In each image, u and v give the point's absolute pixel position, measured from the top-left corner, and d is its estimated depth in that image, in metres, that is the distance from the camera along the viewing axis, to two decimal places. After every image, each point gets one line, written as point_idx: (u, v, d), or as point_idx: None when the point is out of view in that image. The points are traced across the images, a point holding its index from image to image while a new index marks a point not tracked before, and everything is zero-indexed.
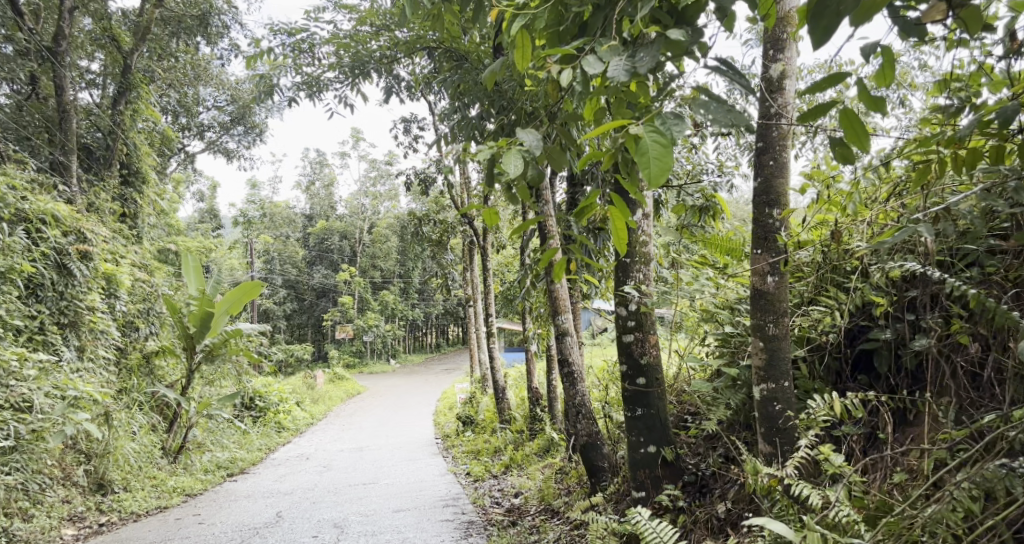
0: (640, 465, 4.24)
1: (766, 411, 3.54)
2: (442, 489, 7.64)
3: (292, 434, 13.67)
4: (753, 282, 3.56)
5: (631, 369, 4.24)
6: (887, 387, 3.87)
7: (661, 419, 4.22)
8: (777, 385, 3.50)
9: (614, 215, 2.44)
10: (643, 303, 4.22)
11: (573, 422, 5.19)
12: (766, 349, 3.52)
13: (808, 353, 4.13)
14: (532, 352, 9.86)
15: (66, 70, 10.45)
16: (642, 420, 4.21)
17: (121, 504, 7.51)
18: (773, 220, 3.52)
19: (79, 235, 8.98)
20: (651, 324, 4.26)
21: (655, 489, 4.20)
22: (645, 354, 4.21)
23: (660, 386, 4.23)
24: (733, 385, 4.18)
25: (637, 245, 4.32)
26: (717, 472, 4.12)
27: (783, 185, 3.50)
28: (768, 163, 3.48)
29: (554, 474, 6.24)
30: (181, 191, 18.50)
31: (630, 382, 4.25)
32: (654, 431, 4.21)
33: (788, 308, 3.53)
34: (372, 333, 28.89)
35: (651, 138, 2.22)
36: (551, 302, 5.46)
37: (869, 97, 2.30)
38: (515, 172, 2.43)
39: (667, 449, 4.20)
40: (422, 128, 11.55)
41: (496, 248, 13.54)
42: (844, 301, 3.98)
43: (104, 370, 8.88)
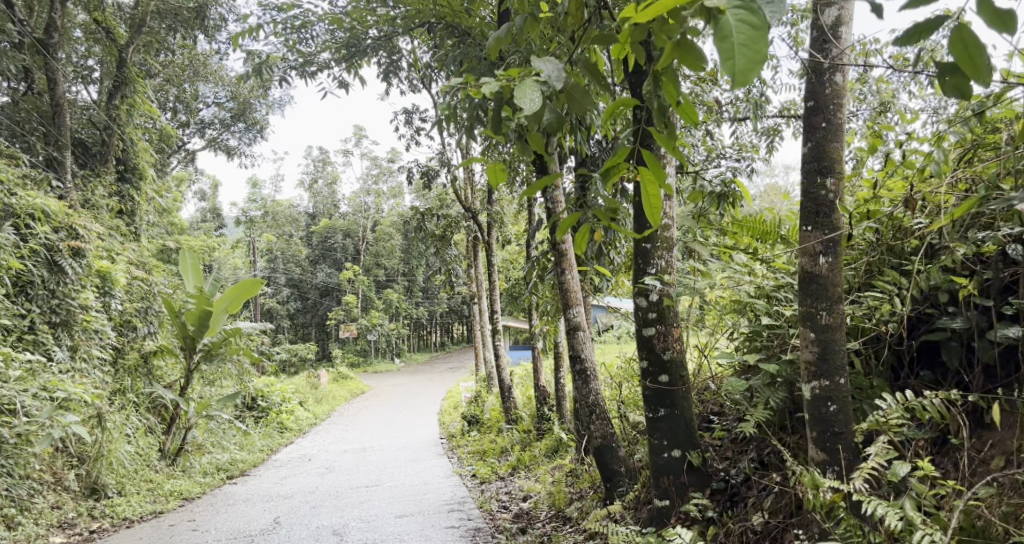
0: (663, 472, 3.95)
1: (820, 412, 3.23)
2: (447, 492, 7.36)
3: (294, 435, 13.39)
4: (802, 264, 3.27)
5: (653, 365, 3.93)
6: (957, 384, 3.54)
7: (685, 420, 3.92)
8: (832, 383, 3.20)
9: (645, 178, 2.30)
10: (665, 293, 3.90)
11: (586, 422, 4.90)
12: (817, 341, 3.22)
13: (863, 346, 3.82)
14: (540, 350, 9.55)
15: (58, 62, 10.13)
16: (665, 422, 3.91)
17: (114, 509, 7.23)
18: (826, 190, 3.19)
19: (71, 231, 8.69)
20: (675, 316, 3.95)
21: (680, 498, 3.90)
22: (668, 349, 3.91)
23: (685, 385, 3.92)
24: (771, 383, 3.87)
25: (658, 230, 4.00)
26: (750, 480, 3.82)
27: (837, 151, 3.18)
28: (821, 125, 3.17)
29: (566, 477, 5.94)
30: (182, 189, 18.23)
31: (652, 381, 3.94)
32: (679, 434, 3.90)
33: (843, 294, 3.22)
34: (376, 332, 28.67)
35: (734, 16, 1.99)
36: (562, 293, 5.13)
37: (994, 13, 2.11)
38: (530, 106, 2.25)
39: (693, 453, 3.89)
40: (424, 120, 11.26)
41: (502, 243, 13.22)
42: (905, 286, 3.69)
43: (98, 371, 8.59)
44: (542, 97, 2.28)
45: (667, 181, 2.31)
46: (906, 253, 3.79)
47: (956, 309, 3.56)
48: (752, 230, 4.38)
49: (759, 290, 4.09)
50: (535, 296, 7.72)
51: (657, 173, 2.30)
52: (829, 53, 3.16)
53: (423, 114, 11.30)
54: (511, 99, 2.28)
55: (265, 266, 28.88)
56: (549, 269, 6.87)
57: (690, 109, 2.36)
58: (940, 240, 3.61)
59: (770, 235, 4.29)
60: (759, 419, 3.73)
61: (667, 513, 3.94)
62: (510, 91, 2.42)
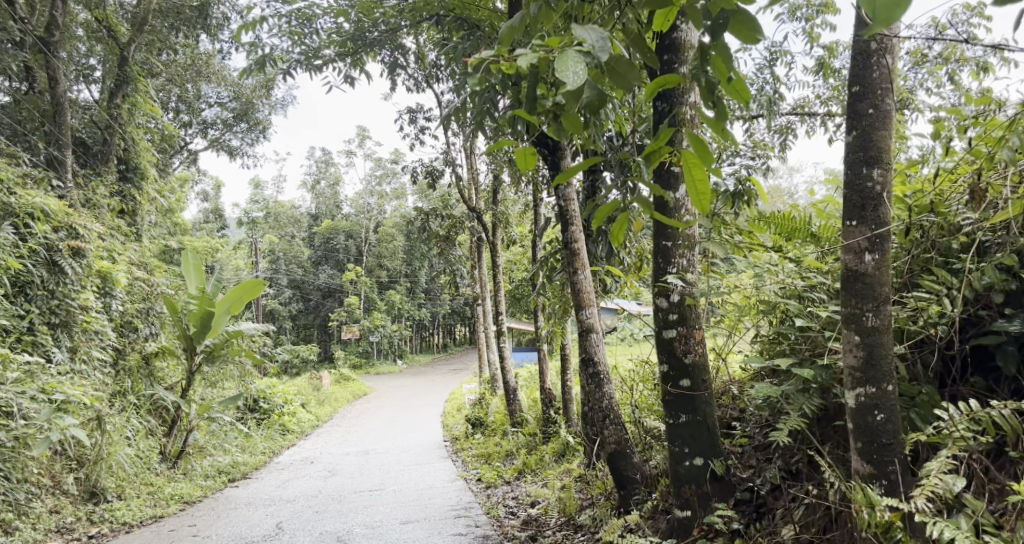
0: (685, 481, 3.80)
1: (866, 422, 3.09)
2: (453, 497, 7.23)
3: (296, 437, 13.27)
4: (846, 262, 3.13)
5: (674, 369, 3.79)
6: (1012, 391, 3.38)
7: (707, 427, 3.78)
8: (879, 389, 3.06)
9: (691, 162, 2.35)
10: (687, 293, 3.76)
11: (598, 427, 4.76)
12: (863, 344, 3.08)
13: (910, 350, 3.66)
14: (546, 351, 9.42)
15: (59, 61, 10.02)
16: (686, 428, 3.77)
17: (113, 513, 7.10)
18: (873, 181, 3.05)
19: (71, 231, 8.57)
20: (696, 318, 3.80)
21: (703, 508, 3.76)
22: (690, 353, 3.77)
23: (707, 390, 3.78)
24: (803, 389, 3.72)
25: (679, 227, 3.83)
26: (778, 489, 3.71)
27: (884, 139, 3.04)
28: (868, 112, 3.03)
29: (575, 483, 5.80)
30: (184, 189, 18.12)
31: (674, 386, 3.80)
32: (703, 442, 3.76)
33: (890, 294, 3.08)
34: (378, 333, 28.56)
35: None
36: (575, 294, 4.98)
37: None
38: (574, 80, 2.21)
39: (716, 461, 3.75)
40: (428, 119, 11.15)
41: (507, 244, 13.08)
42: (954, 286, 3.53)
43: (98, 372, 8.47)
44: (587, 70, 2.24)
45: (714, 165, 2.35)
46: (953, 252, 3.64)
47: (1012, 312, 3.40)
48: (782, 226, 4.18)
49: (788, 290, 3.97)
50: (542, 298, 7.57)
51: (702, 156, 2.34)
52: (878, 33, 3.02)
53: (427, 113, 11.17)
54: (553, 73, 2.24)
55: (267, 268, 28.77)
56: (558, 269, 6.72)
57: (742, 86, 2.46)
58: (995, 237, 3.47)
59: (800, 231, 4.10)
60: (795, 427, 3.55)
61: (689, 524, 3.79)
62: (549, 61, 2.37)
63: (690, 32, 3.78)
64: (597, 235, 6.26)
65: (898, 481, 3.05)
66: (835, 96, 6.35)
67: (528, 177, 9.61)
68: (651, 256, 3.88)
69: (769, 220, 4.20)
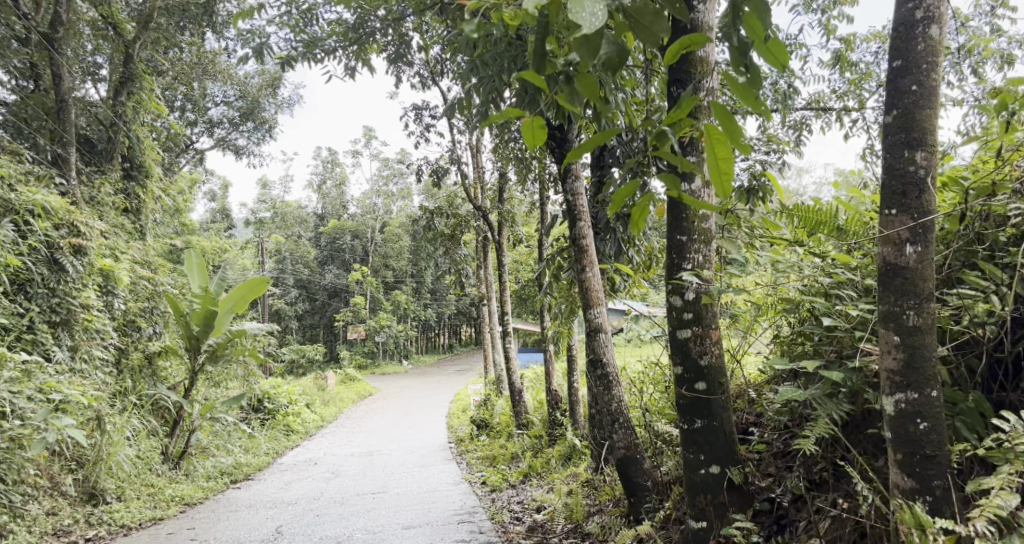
0: (700, 491, 3.64)
1: (907, 431, 2.92)
2: (457, 501, 7.08)
3: (300, 438, 13.15)
4: (883, 254, 2.98)
5: (689, 372, 3.62)
6: None
7: (724, 433, 3.61)
8: (922, 395, 2.90)
9: (713, 137, 2.34)
10: (703, 291, 3.59)
11: (606, 431, 4.59)
12: (903, 346, 2.92)
13: (953, 351, 3.45)
14: (553, 352, 9.24)
15: (63, 58, 9.88)
16: (701, 434, 3.61)
17: (112, 516, 6.98)
18: (915, 165, 2.90)
19: (73, 228, 8.44)
20: (712, 317, 3.64)
21: (719, 519, 3.60)
22: (706, 354, 3.60)
23: (724, 394, 3.61)
24: (831, 393, 3.55)
25: (695, 221, 3.65)
26: (801, 499, 3.59)
27: (929, 118, 2.89)
28: (912, 88, 2.89)
29: (583, 488, 5.64)
30: (190, 189, 18.01)
31: (688, 389, 3.63)
32: (720, 449, 3.60)
33: (933, 290, 2.92)
34: (384, 334, 28.46)
35: None
36: (583, 292, 4.82)
37: None
38: (591, 19, 2.18)
39: (733, 469, 3.59)
40: (434, 116, 11.01)
41: (513, 243, 12.91)
42: (1004, 280, 3.35)
43: (99, 372, 8.35)
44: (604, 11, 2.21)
45: (738, 141, 2.33)
46: (1000, 244, 3.46)
47: None
48: (807, 220, 3.97)
49: (814, 285, 3.81)
50: (548, 297, 7.40)
51: (730, 131, 2.32)
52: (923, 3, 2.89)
53: (434, 111, 11.01)
54: (568, 15, 2.21)
55: (273, 267, 28.69)
56: (566, 267, 6.55)
57: (780, 48, 2.46)
58: None
59: (826, 224, 3.90)
60: (823, 434, 3.42)
61: (705, 535, 3.64)
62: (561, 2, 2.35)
63: (708, 16, 3.61)
64: (606, 233, 6.08)
65: (943, 496, 2.89)
66: (851, 91, 6.17)
67: (535, 175, 9.43)
68: (665, 251, 3.71)
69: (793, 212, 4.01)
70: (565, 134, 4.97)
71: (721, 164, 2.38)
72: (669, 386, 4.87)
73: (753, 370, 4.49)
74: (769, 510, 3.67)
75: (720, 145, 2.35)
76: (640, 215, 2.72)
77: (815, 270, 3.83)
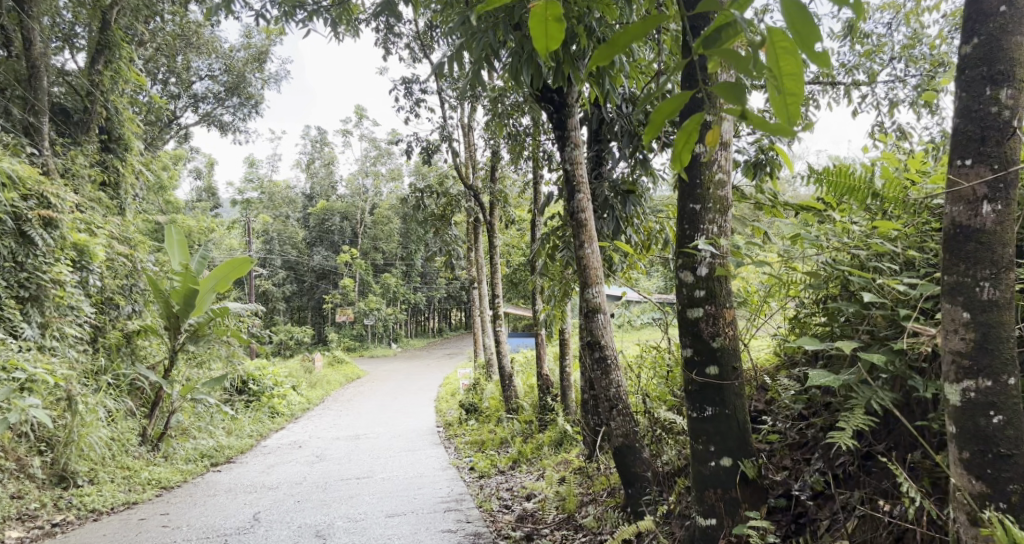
0: (709, 485, 3.38)
1: (976, 425, 2.65)
2: (443, 487, 6.84)
3: (285, 420, 12.88)
4: (954, 216, 2.70)
5: (700, 354, 3.36)
6: None
7: (736, 422, 3.35)
8: (997, 383, 2.63)
9: (778, 43, 2.01)
10: (717, 264, 3.32)
11: (603, 418, 4.34)
12: (974, 325, 2.65)
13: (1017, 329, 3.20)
14: (545, 335, 9.00)
15: (36, 23, 9.43)
16: (712, 423, 3.35)
17: (82, 500, 6.68)
18: (996, 102, 2.60)
19: (43, 200, 8.07)
20: (726, 295, 3.36)
21: (729, 516, 3.35)
22: (718, 335, 3.33)
23: (738, 380, 3.34)
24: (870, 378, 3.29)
25: (710, 187, 3.37)
26: (820, 497, 3.39)
27: (1014, 52, 2.59)
28: (1001, 11, 2.59)
29: (575, 476, 5.41)
30: (175, 166, 17.55)
31: (699, 373, 3.36)
32: (732, 440, 3.34)
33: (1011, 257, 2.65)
34: (373, 316, 28.15)
35: None
36: (580, 270, 4.50)
37: None
38: None
39: (747, 462, 3.34)
40: (425, 90, 10.65)
41: (506, 224, 12.60)
42: None
43: (71, 350, 8.05)
44: None
45: (810, 48, 1.99)
46: None
47: None
48: (838, 185, 3.69)
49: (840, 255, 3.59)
50: (540, 279, 7.10)
51: (802, 37, 1.98)
52: None
53: (424, 85, 10.65)
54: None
55: (260, 248, 28.23)
56: (560, 246, 6.22)
57: None
58: None
59: (858, 192, 3.66)
60: (861, 426, 3.14)
61: (714, 534, 3.38)
62: None
63: None
64: (604, 211, 5.77)
65: (1020, 503, 2.60)
66: (862, 64, 5.88)
67: (530, 153, 9.11)
68: (676, 219, 3.45)
69: (822, 174, 3.74)
70: (565, 98, 4.56)
71: (787, 80, 2.03)
72: (672, 369, 4.65)
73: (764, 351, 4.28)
74: (785, 507, 3.47)
75: (786, 55, 2.02)
76: (685, 148, 2.18)
77: (848, 241, 3.60)
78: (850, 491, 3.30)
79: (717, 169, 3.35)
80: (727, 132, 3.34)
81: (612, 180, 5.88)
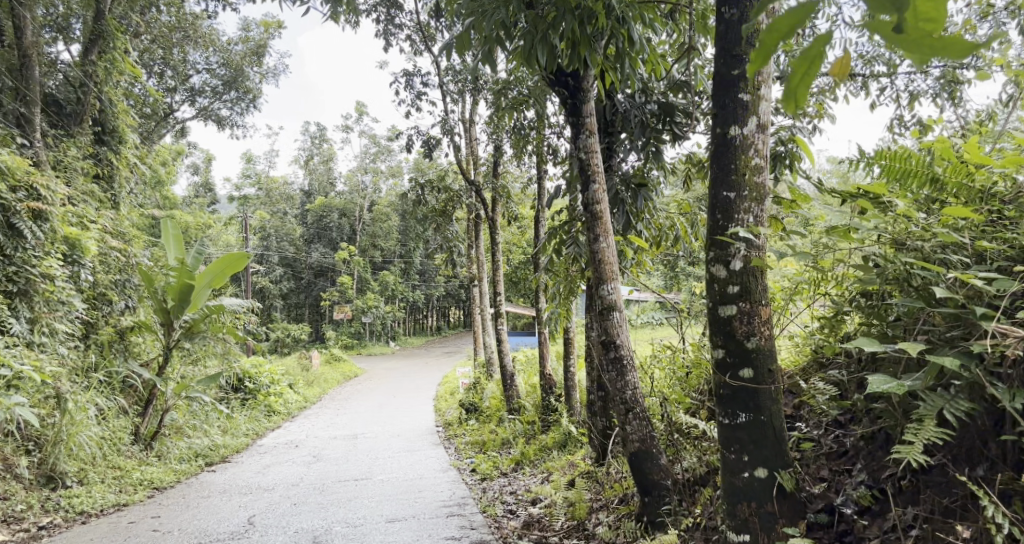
0: (741, 499, 3.18)
1: None
2: (445, 490, 6.62)
3: (281, 419, 12.66)
4: None
5: (733, 356, 3.17)
6: None
7: (771, 431, 3.16)
8: None
9: None
10: (752, 257, 3.18)
11: (618, 422, 4.13)
12: None
13: None
14: (548, 333, 8.79)
15: (26, 11, 9.19)
16: (746, 431, 3.15)
17: (70, 501, 6.46)
18: None
19: (32, 192, 7.84)
20: (762, 292, 3.19)
21: (764, 531, 3.15)
22: (752, 336, 3.15)
23: (774, 384, 3.15)
24: (937, 386, 3.04)
25: (746, 173, 3.22)
26: (865, 514, 3.27)
27: None
28: None
29: (584, 481, 5.21)
30: (171, 160, 17.28)
31: (732, 376, 3.17)
32: (768, 449, 3.14)
33: None
34: (371, 314, 27.91)
35: None
36: (595, 266, 4.27)
37: None
38: None
39: (784, 474, 3.15)
40: (427, 83, 10.43)
41: (508, 220, 12.37)
42: None
43: (61, 347, 7.83)
44: None
45: None
46: None
47: None
48: (892, 171, 3.48)
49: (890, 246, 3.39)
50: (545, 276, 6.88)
51: None
52: None
53: (425, 78, 10.42)
54: None
55: (258, 244, 27.90)
56: (566, 242, 5.97)
57: None
58: None
59: (917, 175, 3.42)
60: (934, 439, 2.88)
61: None
62: None
63: None
64: (615, 205, 5.53)
65: None
66: (881, 54, 5.70)
67: (534, 148, 8.88)
68: (708, 209, 3.29)
69: (873, 160, 3.53)
70: (580, 83, 4.31)
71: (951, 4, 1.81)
72: (689, 371, 4.56)
73: (798, 352, 4.09)
74: (827, 525, 3.33)
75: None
76: (803, 80, 1.97)
77: (907, 227, 3.36)
78: (905, 507, 3.12)
79: (754, 154, 3.22)
80: (763, 117, 3.21)
81: (623, 173, 5.66)
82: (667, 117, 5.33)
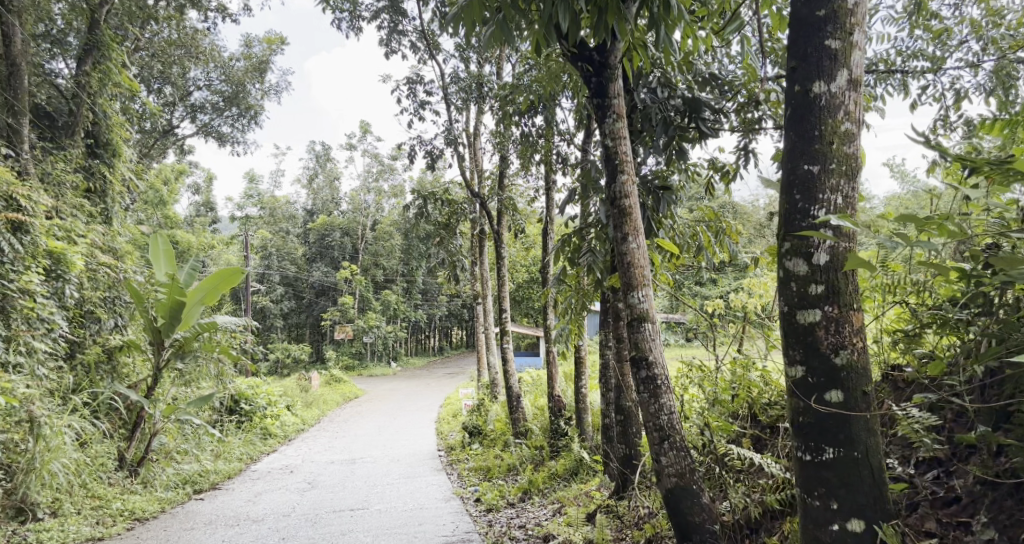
0: None
1: None
2: (447, 524, 6.06)
3: (278, 442, 12.09)
4: None
5: (822, 377, 2.77)
6: None
7: (867, 470, 2.72)
8: None
9: None
10: (844, 253, 2.77)
11: (654, 456, 3.62)
12: None
13: None
14: (556, 351, 8.25)
15: (14, 16, 8.71)
16: (836, 469, 2.73)
17: (40, 537, 5.93)
18: None
19: (13, 203, 7.33)
20: (853, 296, 2.78)
21: None
22: (842, 350, 2.75)
23: (868, 412, 2.73)
24: None
25: (833, 142, 2.81)
26: None
27: None
28: None
29: (605, 516, 4.68)
30: (170, 177, 16.82)
31: (818, 402, 2.76)
32: (864, 494, 2.71)
33: None
34: (371, 335, 27.29)
35: None
36: (624, 268, 3.78)
37: None
38: None
39: (885, 524, 2.70)
40: (429, 93, 10.09)
41: (514, 235, 11.87)
42: None
43: (40, 368, 7.34)
44: None
45: None
46: None
47: None
48: None
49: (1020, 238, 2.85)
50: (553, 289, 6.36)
51: None
52: None
53: (429, 86, 10.01)
54: None
55: (259, 263, 27.41)
56: (580, 251, 5.48)
57: None
58: None
59: None
60: None
61: None
62: None
63: None
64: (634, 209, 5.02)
65: None
66: (923, 48, 5.29)
67: (542, 157, 8.42)
68: (785, 189, 2.88)
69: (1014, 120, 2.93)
70: (606, 58, 3.83)
71: None
72: (733, 393, 4.07)
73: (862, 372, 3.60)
74: None
75: None
76: None
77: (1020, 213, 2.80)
78: None
79: (843, 117, 2.82)
80: (858, 70, 2.83)
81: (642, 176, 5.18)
82: (693, 113, 4.84)
